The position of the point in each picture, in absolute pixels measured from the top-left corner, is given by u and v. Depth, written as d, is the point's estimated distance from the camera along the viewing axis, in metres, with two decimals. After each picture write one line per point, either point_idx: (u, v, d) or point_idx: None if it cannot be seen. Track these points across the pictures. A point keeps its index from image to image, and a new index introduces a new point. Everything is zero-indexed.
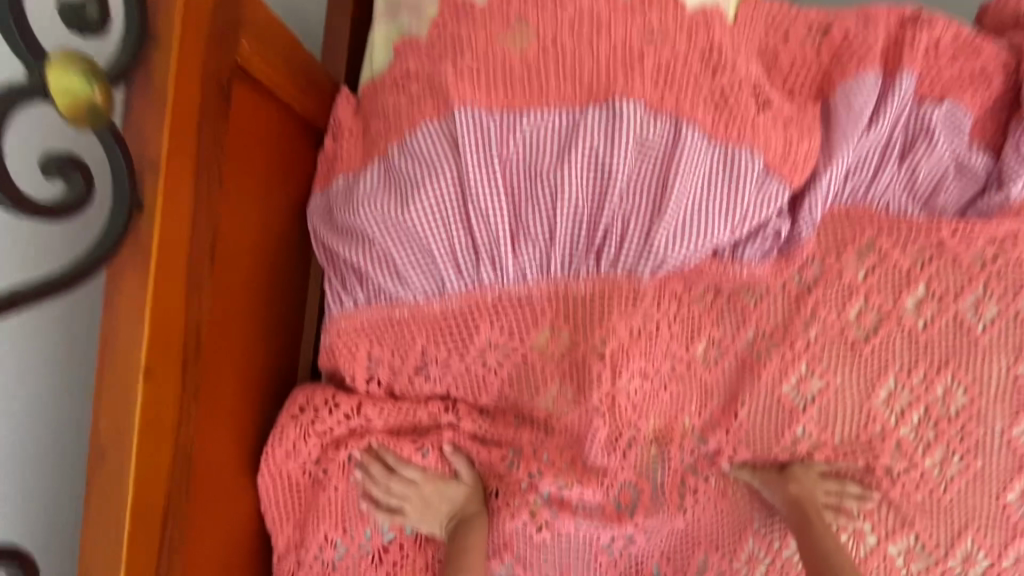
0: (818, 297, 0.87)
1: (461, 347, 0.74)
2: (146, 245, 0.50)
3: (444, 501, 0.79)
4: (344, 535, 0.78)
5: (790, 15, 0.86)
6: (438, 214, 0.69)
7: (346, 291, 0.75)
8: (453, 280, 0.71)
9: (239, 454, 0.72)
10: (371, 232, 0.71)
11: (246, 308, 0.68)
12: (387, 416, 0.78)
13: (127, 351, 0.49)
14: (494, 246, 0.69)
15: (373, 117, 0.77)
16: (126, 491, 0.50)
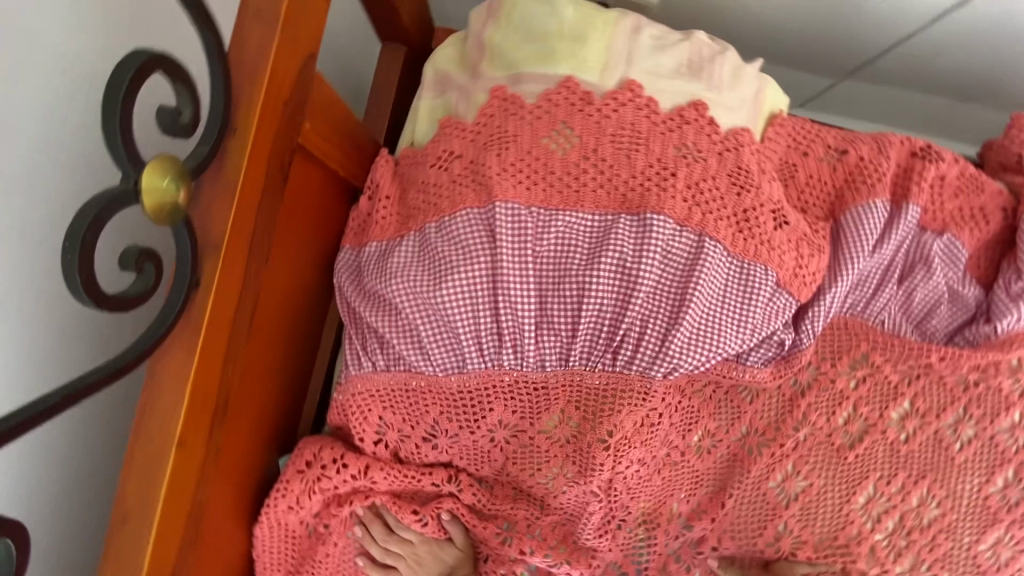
0: (810, 401, 0.91)
1: (472, 423, 0.77)
2: (196, 323, 0.51)
3: (437, 562, 0.84)
4: None
5: (812, 133, 0.92)
6: (468, 297, 0.72)
7: (366, 354, 0.77)
8: (474, 359, 0.74)
9: (241, 506, 0.73)
10: (401, 305, 0.74)
11: (270, 367, 0.70)
12: (390, 481, 0.79)
13: (163, 424, 0.51)
14: (518, 333, 0.72)
15: (411, 189, 0.80)
16: (139, 565, 0.50)
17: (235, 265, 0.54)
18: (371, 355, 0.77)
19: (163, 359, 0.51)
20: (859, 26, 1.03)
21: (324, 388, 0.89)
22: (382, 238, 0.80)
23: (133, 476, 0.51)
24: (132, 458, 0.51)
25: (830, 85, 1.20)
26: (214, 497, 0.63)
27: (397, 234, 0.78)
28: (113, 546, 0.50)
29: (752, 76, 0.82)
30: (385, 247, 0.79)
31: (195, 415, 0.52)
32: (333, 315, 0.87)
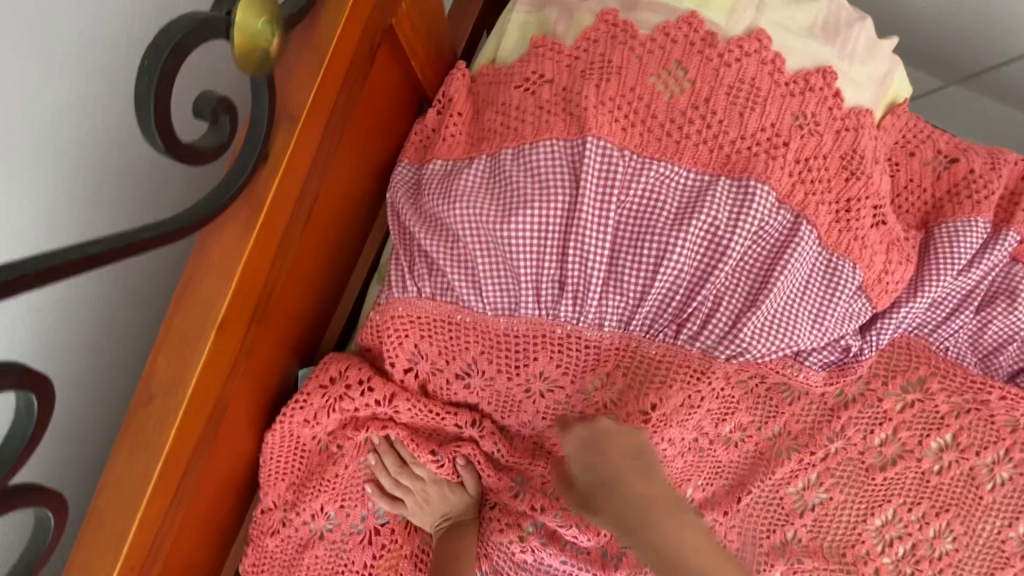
0: (851, 415, 0.87)
1: (512, 370, 0.72)
2: (258, 200, 0.46)
3: (443, 502, 0.85)
4: (340, 510, 0.82)
5: (924, 134, 0.84)
6: (537, 238, 0.66)
7: (414, 278, 0.72)
8: (530, 304, 0.69)
9: (258, 408, 0.70)
10: (461, 232, 0.68)
11: (314, 272, 0.65)
12: (414, 415, 0.76)
13: (206, 303, 0.46)
14: (582, 286, 0.67)
15: (488, 109, 0.73)
16: (164, 438, 0.48)
17: (309, 146, 0.48)
18: (419, 282, 0.72)
19: (214, 234, 0.46)
20: (995, 20, 0.96)
21: (355, 307, 0.84)
22: (447, 158, 0.73)
23: (166, 351, 0.47)
24: (166, 333, 0.46)
25: (939, 88, 1.11)
26: (239, 393, 0.59)
27: (466, 156, 0.72)
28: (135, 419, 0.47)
29: (885, 55, 0.74)
30: (451, 167, 0.72)
31: (239, 303, 0.48)
32: (379, 231, 0.81)
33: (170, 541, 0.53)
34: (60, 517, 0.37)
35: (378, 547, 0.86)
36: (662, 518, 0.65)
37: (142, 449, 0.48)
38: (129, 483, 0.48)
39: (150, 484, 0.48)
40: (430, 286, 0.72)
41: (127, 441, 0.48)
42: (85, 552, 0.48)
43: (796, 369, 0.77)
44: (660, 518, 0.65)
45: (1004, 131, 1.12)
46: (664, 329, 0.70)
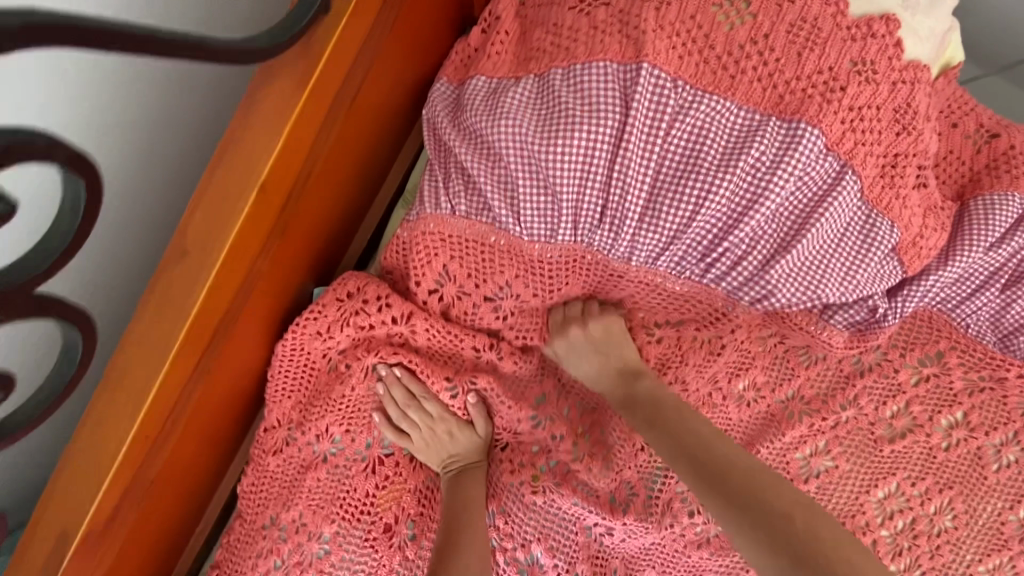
0: (867, 384, 0.86)
1: (541, 291, 0.74)
2: (314, 58, 0.44)
3: (451, 442, 0.82)
4: (345, 434, 0.80)
5: (970, 106, 0.83)
6: (581, 163, 0.64)
7: (449, 195, 0.70)
8: (565, 229, 0.68)
9: (275, 312, 0.69)
10: (503, 151, 0.66)
11: (349, 175, 0.64)
12: (432, 335, 0.75)
13: (250, 160, 0.45)
14: (620, 219, 0.66)
15: (536, 31, 0.70)
16: (193, 299, 0.46)
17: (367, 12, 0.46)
18: (454, 196, 0.69)
19: (263, 93, 0.45)
20: None
21: (378, 230, 0.82)
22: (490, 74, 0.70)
23: (202, 211, 0.45)
24: (204, 190, 0.45)
25: (977, 77, 1.12)
26: (264, 283, 0.58)
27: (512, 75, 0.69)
28: (163, 279, 0.46)
29: (945, 14, 0.73)
30: (496, 83, 0.69)
31: (282, 169, 0.46)
32: (409, 153, 0.79)
33: (188, 412, 0.53)
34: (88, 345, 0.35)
35: (381, 478, 0.83)
36: (644, 392, 0.78)
37: (168, 311, 0.46)
38: (155, 345, 0.47)
39: (174, 350, 0.47)
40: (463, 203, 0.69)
41: (153, 300, 0.47)
42: (104, 410, 0.48)
43: (819, 327, 0.78)
44: (638, 396, 0.78)
45: None
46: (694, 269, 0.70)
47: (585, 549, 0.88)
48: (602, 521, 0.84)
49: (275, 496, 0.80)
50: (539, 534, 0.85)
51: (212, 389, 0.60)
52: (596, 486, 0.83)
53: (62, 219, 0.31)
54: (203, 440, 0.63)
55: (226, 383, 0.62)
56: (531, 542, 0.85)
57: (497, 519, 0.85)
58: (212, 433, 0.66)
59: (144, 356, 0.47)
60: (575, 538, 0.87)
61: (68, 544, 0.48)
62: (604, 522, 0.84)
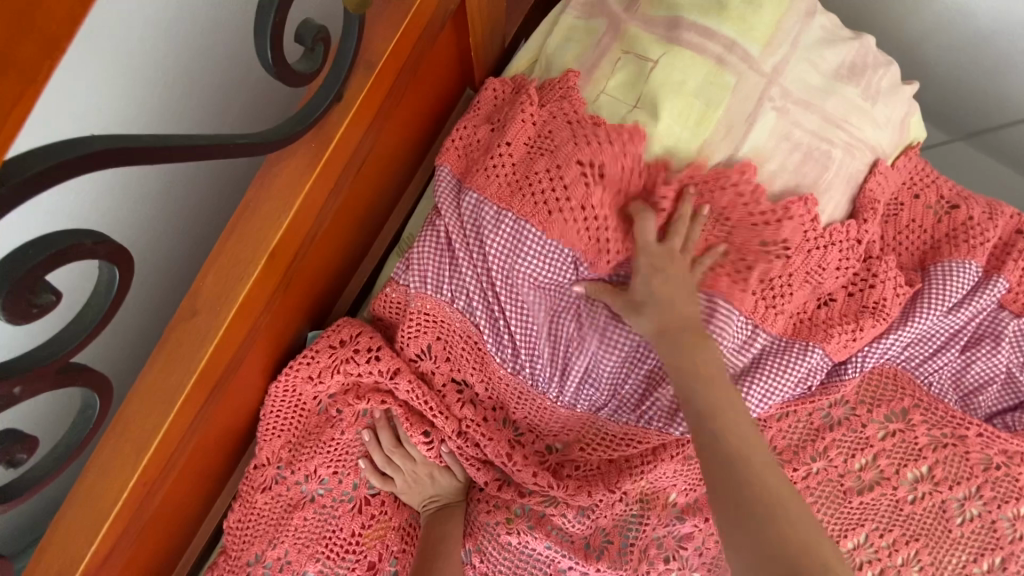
0: (835, 437, 0.90)
1: (512, 365, 0.79)
2: (325, 139, 0.48)
3: (432, 484, 0.86)
4: (333, 476, 0.83)
5: (929, 178, 0.89)
6: (501, 304, 0.77)
7: (431, 279, 0.77)
8: (503, 348, 0.78)
9: (273, 356, 0.72)
10: (449, 283, 0.77)
11: (349, 232, 0.68)
12: (414, 393, 0.78)
13: (260, 232, 0.48)
14: (533, 355, 0.78)
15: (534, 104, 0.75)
16: (200, 356, 0.49)
17: (376, 98, 0.51)
18: (427, 285, 0.77)
19: (277, 167, 0.48)
20: (998, 83, 1.03)
21: (373, 275, 0.86)
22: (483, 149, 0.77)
23: (216, 272, 0.49)
24: (217, 255, 0.49)
25: (945, 142, 1.19)
26: (265, 333, 0.62)
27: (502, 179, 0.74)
28: (172, 336, 0.49)
29: (904, 99, 0.79)
30: (477, 213, 0.75)
31: (288, 240, 0.50)
32: (406, 204, 0.84)
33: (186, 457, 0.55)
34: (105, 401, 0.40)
35: (367, 517, 0.85)
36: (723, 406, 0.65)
37: (175, 364, 0.49)
38: (159, 399, 0.49)
39: (177, 405, 0.49)
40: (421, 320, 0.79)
41: (163, 355, 0.49)
42: (103, 461, 0.50)
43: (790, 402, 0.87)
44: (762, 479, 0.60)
45: (1003, 190, 1.19)
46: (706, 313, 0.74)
47: None
48: (575, 566, 0.85)
49: (259, 536, 0.81)
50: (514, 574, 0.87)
51: (209, 434, 0.63)
52: (571, 531, 0.84)
53: (92, 297, 0.36)
54: (194, 486, 0.65)
55: (220, 428, 0.65)
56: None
57: (473, 557, 0.87)
58: (204, 476, 0.68)
59: (146, 411, 0.49)
60: None
61: None
62: (568, 563, 0.85)
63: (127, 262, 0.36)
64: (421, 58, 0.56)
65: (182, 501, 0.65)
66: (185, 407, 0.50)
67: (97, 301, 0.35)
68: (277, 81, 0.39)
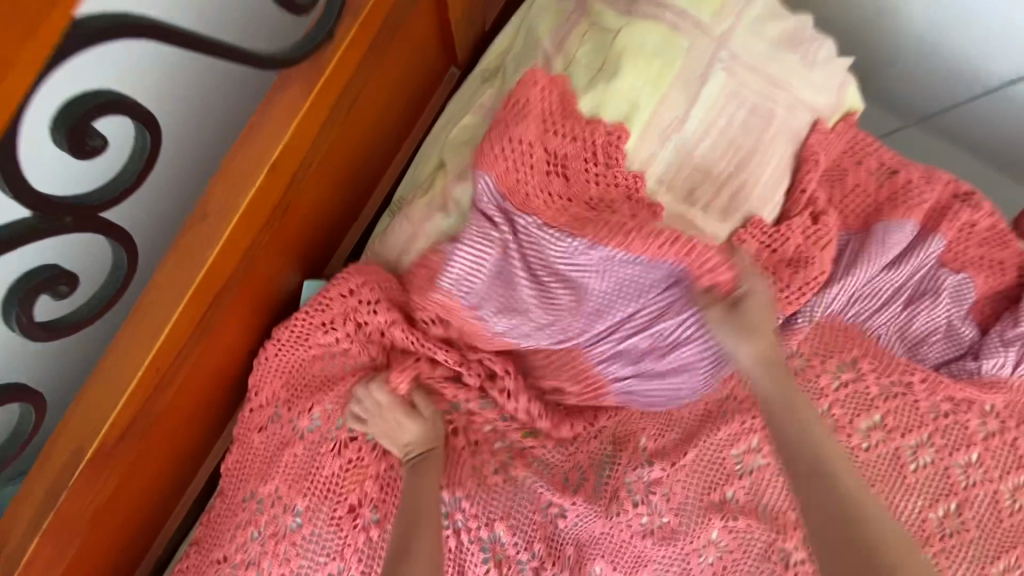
0: (793, 386, 0.96)
1: (549, 340, 0.88)
2: (320, 70, 0.58)
3: (402, 433, 0.85)
4: (324, 412, 0.87)
5: (871, 147, 0.98)
6: (548, 294, 0.86)
7: (475, 286, 0.84)
8: (554, 329, 0.87)
9: (272, 292, 0.80)
10: (501, 300, 0.85)
11: (339, 178, 0.77)
12: (410, 339, 0.87)
13: (264, 148, 0.57)
14: (581, 333, 0.88)
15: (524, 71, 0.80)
16: (209, 254, 0.58)
17: (365, 39, 0.60)
18: (407, 235, 0.86)
19: (279, 95, 0.58)
20: (938, 69, 1.13)
21: (365, 232, 0.95)
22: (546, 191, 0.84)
23: (224, 184, 0.58)
24: (226, 170, 0.58)
25: (899, 128, 1.28)
26: (263, 259, 0.70)
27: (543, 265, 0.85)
28: (184, 237, 0.58)
29: (840, 71, 0.89)
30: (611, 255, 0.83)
31: (287, 157, 0.59)
32: (394, 169, 0.93)
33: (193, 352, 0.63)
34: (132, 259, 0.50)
35: (346, 460, 0.86)
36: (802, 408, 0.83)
37: (185, 263, 0.58)
38: (171, 292, 0.58)
39: (185, 299, 0.58)
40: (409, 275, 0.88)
41: (175, 256, 0.58)
42: (122, 347, 0.58)
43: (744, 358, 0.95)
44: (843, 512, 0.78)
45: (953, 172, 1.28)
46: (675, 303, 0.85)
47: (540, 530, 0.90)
48: (556, 501, 0.90)
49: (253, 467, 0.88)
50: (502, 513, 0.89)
51: (214, 350, 0.71)
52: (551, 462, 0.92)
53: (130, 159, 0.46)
54: (200, 397, 0.74)
55: (224, 345, 0.73)
56: (494, 520, 0.88)
57: (461, 502, 0.88)
58: (210, 394, 0.76)
59: (160, 303, 0.58)
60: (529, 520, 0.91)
61: (82, 457, 0.59)
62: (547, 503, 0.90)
63: (157, 135, 0.47)
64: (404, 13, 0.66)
65: (186, 410, 0.72)
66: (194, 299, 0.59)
67: (132, 164, 0.46)
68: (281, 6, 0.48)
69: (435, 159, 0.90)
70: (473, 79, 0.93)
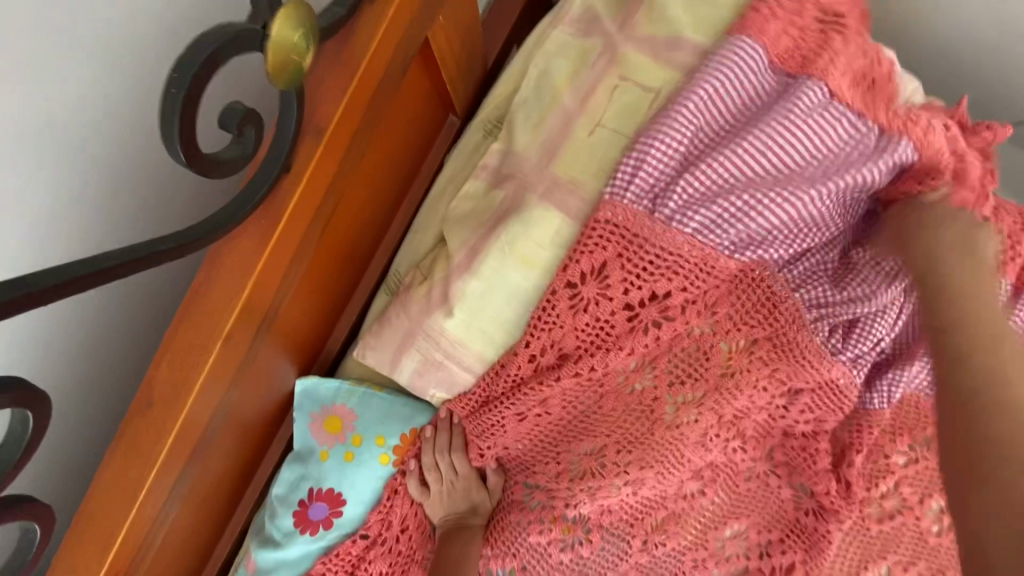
0: (906, 475, 0.80)
1: (675, 191, 0.64)
2: (279, 209, 0.47)
3: (464, 500, 0.82)
4: (393, 496, 0.79)
5: None
6: (688, 134, 0.64)
7: (653, 170, 0.64)
8: (655, 195, 0.65)
9: (255, 422, 0.72)
10: (667, 128, 0.64)
11: (317, 293, 0.67)
12: (563, 411, 0.75)
13: (218, 309, 0.48)
14: (695, 166, 0.65)
15: (530, 142, 0.69)
16: (169, 432, 0.50)
17: (333, 157, 0.48)
18: (403, 332, 0.73)
19: (224, 253, 0.48)
20: None
21: (362, 316, 0.83)
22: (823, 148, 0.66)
23: (168, 366, 0.50)
24: (173, 337, 0.49)
25: None
26: (235, 415, 0.61)
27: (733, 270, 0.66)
28: (138, 416, 0.51)
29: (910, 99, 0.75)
30: (801, 126, 0.65)
31: (249, 313, 0.50)
32: (390, 245, 0.81)
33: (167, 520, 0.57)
34: (45, 527, 0.41)
35: (395, 555, 0.80)
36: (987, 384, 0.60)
37: (134, 456, 0.51)
38: (121, 490, 0.51)
39: (138, 498, 0.51)
40: (410, 379, 0.74)
41: (121, 450, 0.51)
42: (74, 550, 0.52)
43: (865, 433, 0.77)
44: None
45: None
46: (815, 387, 0.72)
47: None
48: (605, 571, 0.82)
49: None
50: None
51: (192, 507, 0.65)
52: (608, 553, 0.82)
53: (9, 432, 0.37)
54: (181, 546, 0.69)
55: (206, 486, 0.65)
56: None
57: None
58: (196, 534, 0.72)
59: (115, 483, 0.51)
60: None
61: None
62: (579, 555, 0.81)
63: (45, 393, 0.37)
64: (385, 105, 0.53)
65: (170, 554, 0.66)
66: (156, 478, 0.52)
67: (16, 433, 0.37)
68: (203, 176, 0.35)
69: (435, 232, 0.76)
70: (475, 128, 0.78)
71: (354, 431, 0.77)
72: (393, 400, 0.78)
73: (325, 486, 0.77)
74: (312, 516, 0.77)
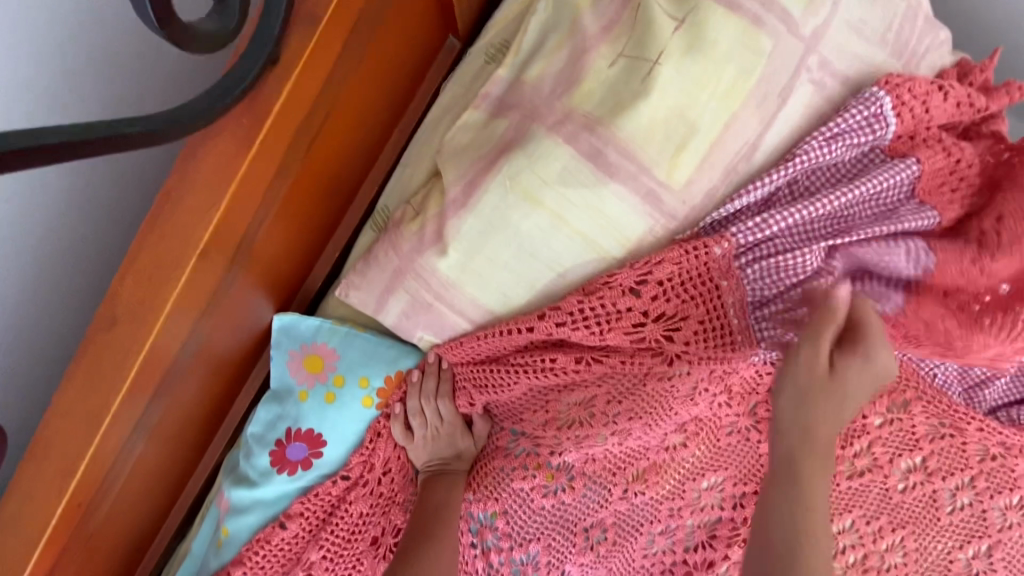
0: (883, 435, 0.82)
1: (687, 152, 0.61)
2: (263, 111, 0.45)
3: (449, 446, 0.81)
4: (375, 439, 0.77)
5: None
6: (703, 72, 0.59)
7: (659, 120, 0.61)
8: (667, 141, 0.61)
9: (230, 356, 0.68)
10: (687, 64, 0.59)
11: (301, 224, 0.62)
12: None
13: (193, 223, 0.45)
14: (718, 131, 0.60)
15: (536, 69, 0.64)
16: (136, 358, 0.47)
17: (322, 60, 0.47)
18: (392, 271, 0.68)
19: (201, 157, 0.45)
20: None
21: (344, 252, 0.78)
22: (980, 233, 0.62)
23: (133, 283, 0.47)
24: (141, 252, 0.46)
25: None
26: (210, 347, 0.58)
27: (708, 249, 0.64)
28: (103, 336, 0.47)
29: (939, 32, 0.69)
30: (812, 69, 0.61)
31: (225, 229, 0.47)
32: (377, 176, 0.75)
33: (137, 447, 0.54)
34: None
35: (376, 497, 0.79)
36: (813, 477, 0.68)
37: (97, 376, 0.48)
38: (82, 414, 0.48)
39: (104, 425, 0.48)
40: (396, 320, 0.71)
41: (85, 368, 0.48)
42: (33, 475, 0.49)
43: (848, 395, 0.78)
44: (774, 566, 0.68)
45: None
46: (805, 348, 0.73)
47: (550, 543, 0.83)
48: (586, 517, 0.82)
49: (232, 512, 0.75)
50: (533, 535, 0.82)
51: (165, 438, 0.62)
52: (588, 500, 0.82)
53: None
54: (151, 480, 0.66)
55: (177, 421, 0.62)
56: (529, 541, 0.82)
57: (497, 519, 0.82)
58: (167, 467, 0.69)
59: (76, 409, 0.48)
60: (572, 540, 0.83)
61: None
62: (560, 501, 0.81)
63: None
64: (372, 14, 0.52)
65: (137, 489, 0.64)
66: (122, 405, 0.48)
67: None
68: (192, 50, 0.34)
69: (429, 165, 0.71)
70: (477, 52, 0.72)
71: (335, 372, 0.74)
72: (377, 341, 0.74)
73: (303, 426, 0.74)
74: (290, 456, 0.74)
